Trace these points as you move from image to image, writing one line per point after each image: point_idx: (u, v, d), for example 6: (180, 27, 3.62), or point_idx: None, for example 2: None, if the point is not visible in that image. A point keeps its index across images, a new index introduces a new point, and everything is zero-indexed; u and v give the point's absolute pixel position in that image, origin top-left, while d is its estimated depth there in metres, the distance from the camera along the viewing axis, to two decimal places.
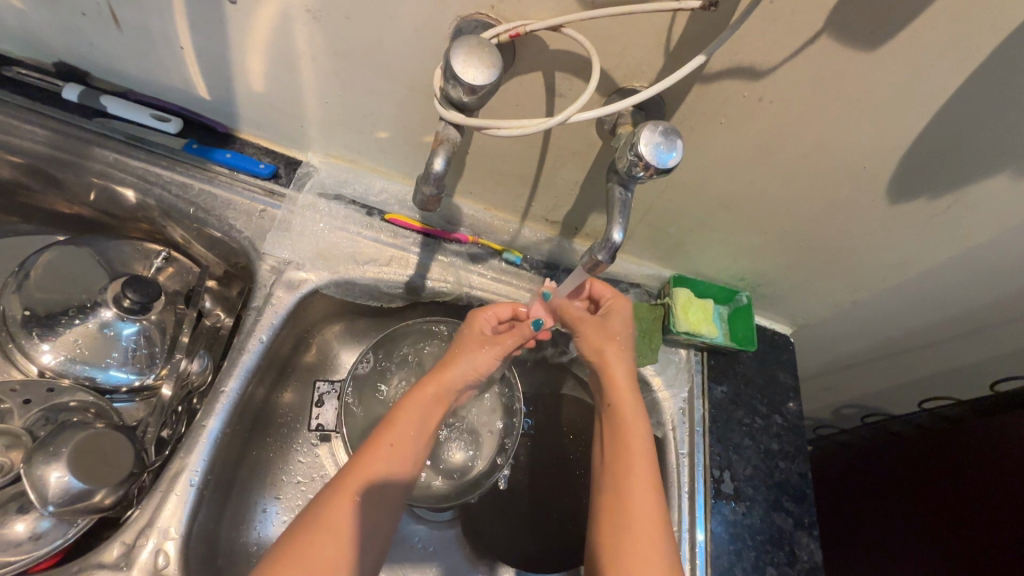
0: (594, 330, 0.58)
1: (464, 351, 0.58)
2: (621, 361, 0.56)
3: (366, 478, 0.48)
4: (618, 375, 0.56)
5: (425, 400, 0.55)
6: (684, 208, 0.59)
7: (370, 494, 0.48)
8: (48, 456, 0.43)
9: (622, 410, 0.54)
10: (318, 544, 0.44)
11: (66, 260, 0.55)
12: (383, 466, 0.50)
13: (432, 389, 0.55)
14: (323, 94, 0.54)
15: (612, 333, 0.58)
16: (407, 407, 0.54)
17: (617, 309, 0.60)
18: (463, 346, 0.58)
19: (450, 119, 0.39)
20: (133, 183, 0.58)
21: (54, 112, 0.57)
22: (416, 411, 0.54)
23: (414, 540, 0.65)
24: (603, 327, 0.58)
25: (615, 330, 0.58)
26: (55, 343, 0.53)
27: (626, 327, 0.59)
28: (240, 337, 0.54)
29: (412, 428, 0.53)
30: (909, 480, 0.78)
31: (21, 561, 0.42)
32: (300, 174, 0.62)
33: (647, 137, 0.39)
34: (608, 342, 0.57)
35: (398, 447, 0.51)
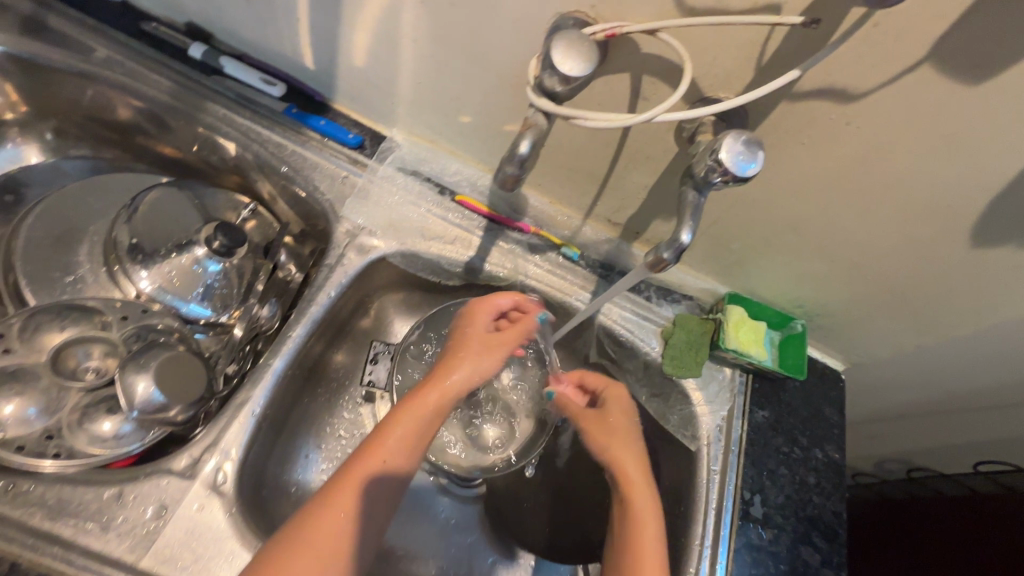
0: (606, 424, 0.62)
1: (472, 354, 0.58)
2: (628, 454, 0.59)
3: (365, 480, 0.48)
4: (626, 467, 0.58)
5: (426, 406, 0.53)
6: (751, 226, 0.58)
7: (372, 487, 0.48)
8: (138, 367, 0.48)
9: (631, 493, 0.56)
10: (314, 543, 0.44)
11: (170, 199, 0.61)
12: (382, 463, 0.49)
13: (436, 395, 0.54)
14: (417, 75, 0.57)
15: (615, 427, 0.62)
16: (407, 412, 0.52)
17: (615, 399, 0.64)
18: (466, 347, 0.58)
19: (541, 107, 0.40)
20: (236, 137, 0.63)
21: (177, 65, 0.63)
22: (421, 415, 0.53)
23: (437, 510, 0.67)
24: (607, 424, 0.62)
25: (620, 421, 0.62)
26: (151, 272, 0.58)
27: (627, 418, 0.62)
28: (311, 289, 0.58)
29: (419, 428, 0.52)
30: (954, 547, 0.74)
31: (103, 456, 0.46)
32: (383, 149, 0.66)
33: (728, 145, 0.39)
34: (621, 433, 0.61)
35: (402, 438, 0.51)
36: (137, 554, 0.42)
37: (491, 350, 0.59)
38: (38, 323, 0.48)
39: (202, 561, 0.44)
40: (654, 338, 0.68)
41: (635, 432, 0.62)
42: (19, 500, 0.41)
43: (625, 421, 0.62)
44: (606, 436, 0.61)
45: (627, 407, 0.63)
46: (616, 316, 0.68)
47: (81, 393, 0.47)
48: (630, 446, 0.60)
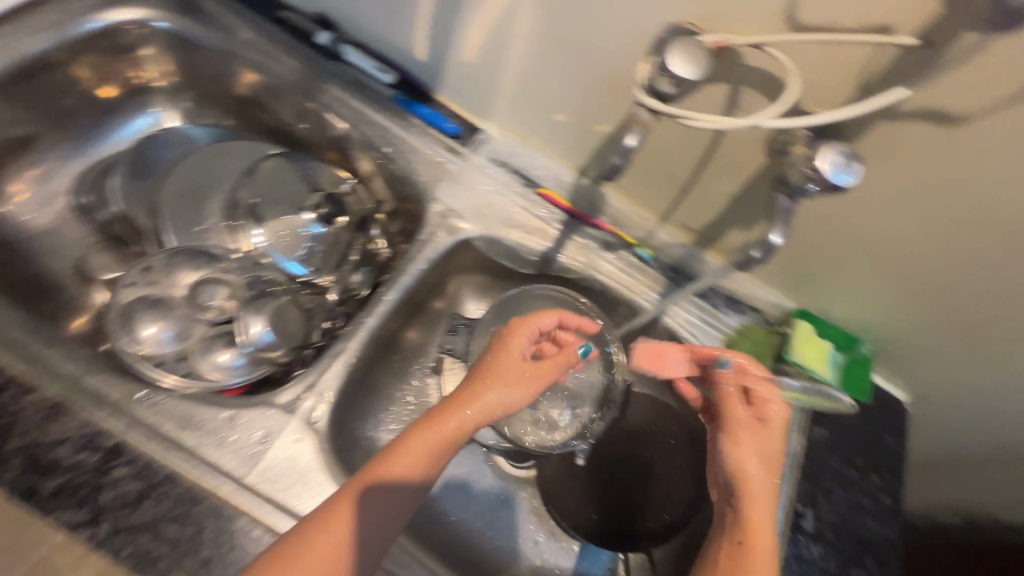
0: (750, 434, 0.56)
1: (506, 381, 0.54)
2: (759, 450, 0.56)
3: (377, 491, 0.46)
4: (754, 461, 0.55)
5: (440, 427, 0.50)
6: (830, 243, 0.59)
7: (371, 500, 0.45)
8: (254, 309, 0.55)
9: (749, 489, 0.53)
10: (318, 548, 0.42)
11: (282, 168, 0.67)
12: (397, 474, 0.47)
13: (464, 412, 0.51)
14: (520, 73, 0.62)
15: (743, 439, 0.56)
16: (430, 424, 0.50)
17: (769, 410, 0.57)
18: (495, 367, 0.54)
19: (649, 104, 0.44)
20: (348, 117, 0.68)
21: (305, 49, 0.70)
22: (444, 431, 0.50)
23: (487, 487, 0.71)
24: (747, 436, 0.56)
25: (766, 433, 0.56)
26: (264, 229, 0.65)
27: (770, 434, 0.56)
28: (406, 260, 0.64)
29: (441, 444, 0.49)
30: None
31: (217, 383, 0.52)
32: (477, 140, 0.71)
33: (827, 156, 0.41)
34: (761, 450, 0.56)
35: (410, 452, 0.48)
36: (245, 470, 0.48)
37: (532, 376, 0.56)
38: (174, 263, 0.55)
39: (296, 486, 0.48)
40: (717, 345, 0.68)
41: (781, 435, 0.57)
42: (155, 408, 0.47)
43: (769, 433, 0.56)
44: (749, 457, 0.55)
45: (769, 418, 0.57)
46: (682, 319, 0.69)
47: (206, 326, 0.54)
48: (772, 443, 0.56)
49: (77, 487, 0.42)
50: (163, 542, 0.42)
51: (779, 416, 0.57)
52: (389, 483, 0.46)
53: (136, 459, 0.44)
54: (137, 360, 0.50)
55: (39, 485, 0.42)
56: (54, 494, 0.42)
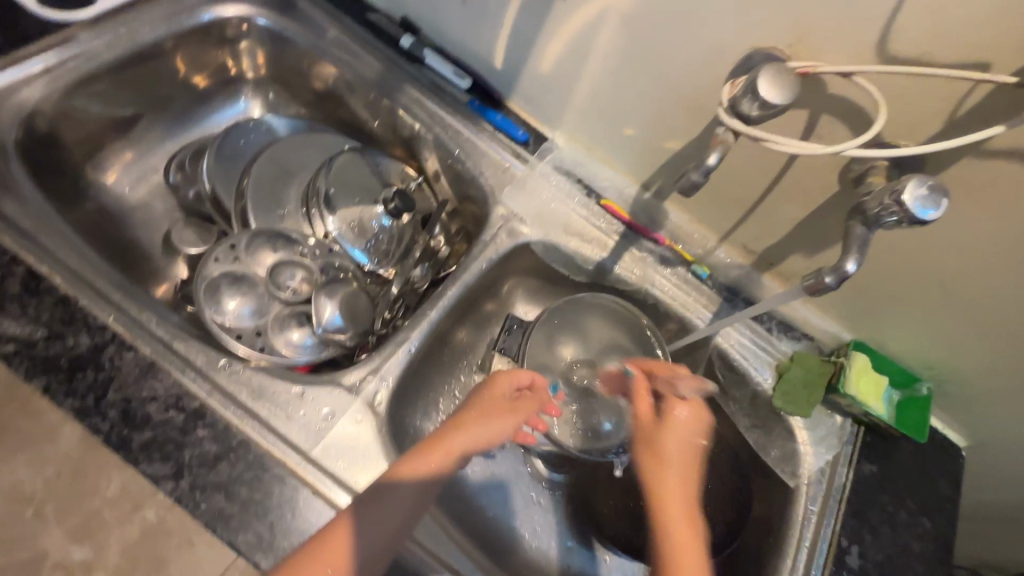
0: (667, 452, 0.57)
1: (484, 416, 0.53)
2: (670, 462, 0.56)
3: (375, 511, 0.46)
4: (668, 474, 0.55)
5: (434, 450, 0.50)
6: (896, 276, 0.59)
7: (375, 503, 0.46)
8: (329, 292, 0.57)
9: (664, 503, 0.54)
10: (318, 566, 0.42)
11: (357, 162, 0.70)
12: (392, 494, 0.47)
13: (451, 441, 0.51)
14: (595, 86, 0.63)
15: (667, 457, 0.56)
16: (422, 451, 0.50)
17: (683, 426, 0.58)
18: (481, 400, 0.55)
19: (732, 125, 0.45)
20: (423, 118, 0.72)
21: (388, 51, 0.73)
22: (433, 458, 0.49)
23: (529, 489, 0.71)
24: (666, 456, 0.56)
25: (681, 452, 0.57)
26: (338, 217, 0.68)
27: (686, 450, 0.57)
28: (468, 257, 0.66)
29: (430, 469, 0.49)
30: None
31: (290, 359, 0.55)
32: (544, 148, 0.73)
33: (913, 189, 0.41)
34: (680, 469, 0.56)
35: (412, 463, 0.49)
36: (309, 444, 0.50)
37: (509, 413, 0.55)
38: (257, 243, 0.58)
39: (355, 465, 0.50)
40: (768, 370, 0.68)
41: (688, 452, 0.57)
42: (234, 376, 0.50)
43: (686, 454, 0.57)
44: (666, 476, 0.55)
45: (691, 435, 0.58)
46: (734, 340, 0.69)
47: (282, 305, 0.57)
48: (687, 461, 0.57)
49: (163, 443, 0.45)
50: (235, 502, 0.45)
51: (693, 428, 0.58)
52: (386, 502, 0.46)
53: (216, 422, 0.47)
54: (221, 330, 0.54)
55: (131, 437, 0.45)
56: (143, 447, 0.45)
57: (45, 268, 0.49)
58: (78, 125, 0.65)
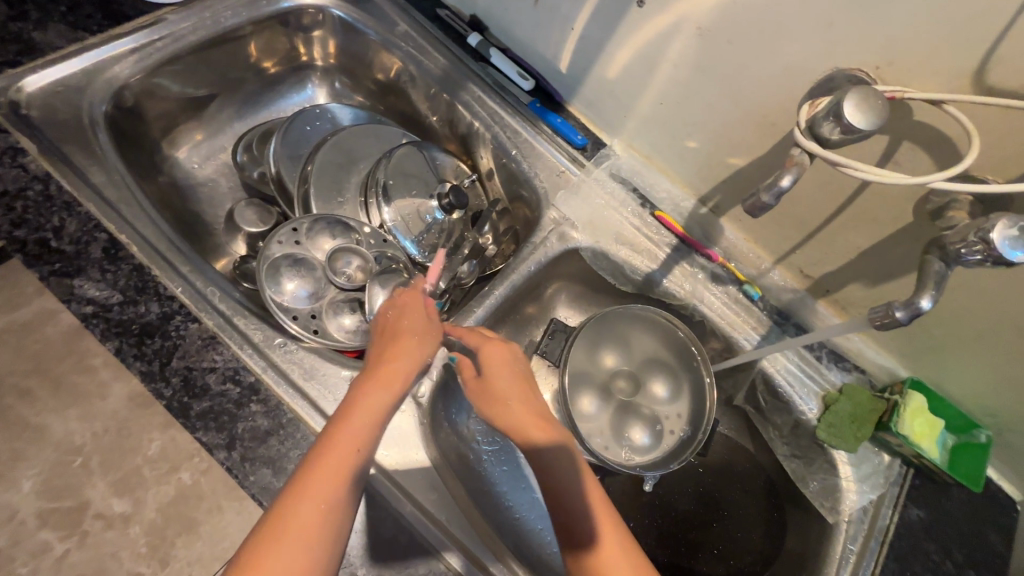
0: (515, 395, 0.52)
1: (407, 341, 0.50)
2: (514, 404, 0.51)
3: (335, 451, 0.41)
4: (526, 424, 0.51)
5: (378, 386, 0.46)
6: (966, 315, 0.56)
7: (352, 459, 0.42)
8: (383, 281, 0.58)
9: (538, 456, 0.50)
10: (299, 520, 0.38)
11: (415, 155, 0.71)
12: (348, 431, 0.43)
13: (389, 373, 0.47)
14: (661, 96, 0.62)
15: (504, 394, 0.52)
16: (364, 386, 0.46)
17: (495, 359, 0.54)
18: (399, 330, 0.51)
19: (808, 147, 0.44)
20: (483, 116, 0.72)
21: (454, 48, 0.74)
22: (380, 386, 0.46)
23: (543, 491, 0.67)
24: (507, 391, 0.52)
25: (522, 387, 0.53)
26: (393, 208, 0.68)
27: (519, 377, 0.54)
28: (516, 259, 0.66)
29: (380, 400, 0.45)
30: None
31: (341, 344, 0.56)
32: (602, 154, 0.72)
33: (1002, 227, 0.39)
34: (535, 406, 0.52)
35: (366, 406, 0.44)
36: None
37: (422, 333, 0.51)
38: (317, 228, 0.60)
39: None
40: (814, 400, 0.66)
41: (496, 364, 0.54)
42: (287, 355, 0.52)
43: (520, 379, 0.54)
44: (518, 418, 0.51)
45: (515, 365, 0.54)
46: (781, 366, 0.67)
47: (337, 290, 0.58)
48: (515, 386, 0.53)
49: (218, 414, 0.47)
50: (280, 478, 0.46)
51: (512, 356, 0.55)
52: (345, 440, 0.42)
53: (269, 398, 0.49)
54: (278, 310, 0.55)
55: (190, 405, 0.47)
56: (201, 416, 0.47)
57: (124, 236, 0.52)
58: (158, 101, 0.68)
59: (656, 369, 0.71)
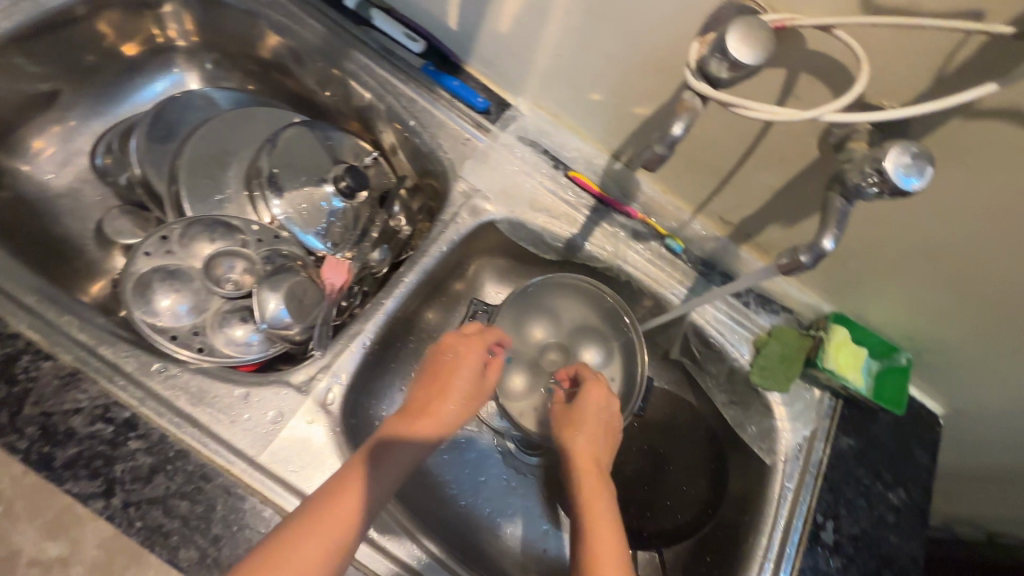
0: (588, 427, 0.59)
1: (465, 380, 0.55)
2: (581, 433, 0.58)
3: (355, 492, 0.44)
4: (585, 451, 0.57)
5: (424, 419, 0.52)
6: (878, 246, 0.55)
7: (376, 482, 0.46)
8: (272, 285, 0.54)
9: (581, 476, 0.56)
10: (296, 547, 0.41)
11: (304, 138, 0.65)
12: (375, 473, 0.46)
13: (425, 427, 0.52)
14: (558, 47, 0.58)
15: (580, 425, 0.59)
16: (405, 430, 0.50)
17: (591, 397, 0.60)
18: (454, 367, 0.55)
19: (700, 90, 0.40)
20: (374, 87, 0.66)
21: (331, 12, 0.66)
22: (416, 436, 0.50)
23: (479, 477, 0.69)
24: (580, 424, 0.59)
25: (594, 423, 0.59)
26: (284, 201, 0.62)
27: (603, 420, 0.59)
28: (425, 241, 0.62)
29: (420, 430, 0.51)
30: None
31: (235, 358, 0.52)
32: (507, 116, 0.67)
33: (895, 157, 0.38)
34: (597, 442, 0.58)
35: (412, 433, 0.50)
36: (256, 449, 0.47)
37: (469, 365, 0.55)
38: (193, 233, 0.54)
39: (310, 467, 0.48)
40: (745, 345, 0.66)
41: (592, 412, 0.59)
42: (168, 381, 0.47)
43: (599, 418, 0.59)
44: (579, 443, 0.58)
45: (604, 410, 0.60)
46: (709, 317, 0.66)
47: (222, 300, 0.53)
48: (602, 424, 0.59)
49: (89, 459, 0.42)
50: (172, 518, 0.42)
51: (606, 401, 0.60)
52: (371, 482, 0.46)
53: (150, 432, 0.44)
54: (154, 332, 0.50)
55: (52, 455, 0.41)
56: (67, 465, 0.41)
57: None
58: None
59: (585, 337, 0.69)
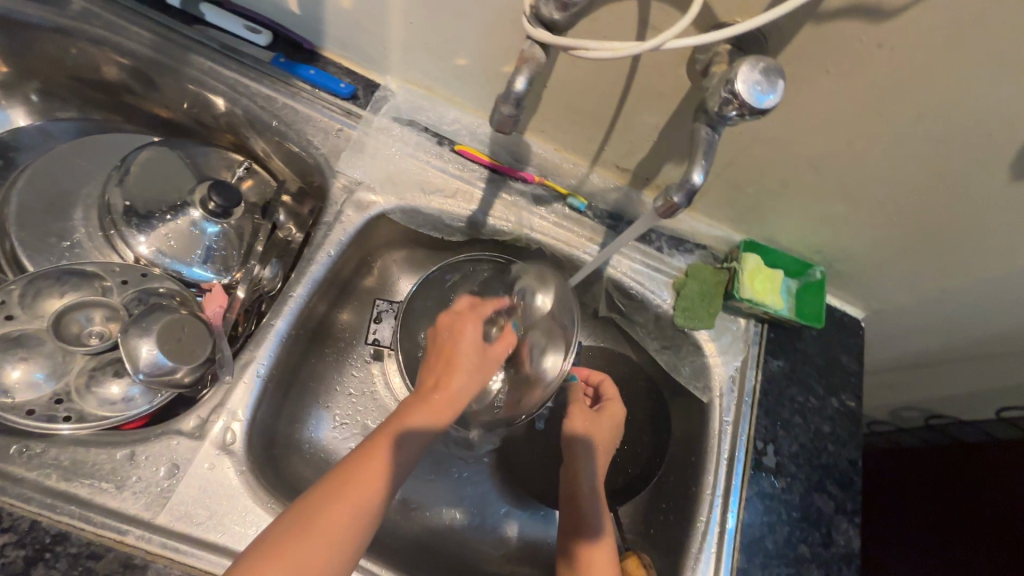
0: (605, 439, 0.62)
1: (463, 356, 0.52)
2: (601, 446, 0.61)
3: (364, 485, 0.43)
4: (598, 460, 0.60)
5: (433, 403, 0.49)
6: (769, 167, 0.54)
7: (385, 474, 0.45)
8: (142, 329, 0.49)
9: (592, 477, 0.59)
10: (340, 515, 0.42)
11: (160, 159, 0.58)
12: (409, 450, 0.47)
13: (440, 404, 0.49)
14: (408, 14, 0.53)
15: (602, 434, 0.62)
16: (421, 413, 0.48)
17: (614, 415, 0.63)
18: (459, 340, 0.53)
19: (537, 37, 0.37)
20: (223, 91, 0.60)
21: (156, 16, 0.59)
22: (427, 422, 0.48)
23: (429, 476, 0.67)
24: (600, 433, 0.62)
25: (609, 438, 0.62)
26: (149, 237, 0.56)
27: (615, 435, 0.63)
28: (310, 249, 0.57)
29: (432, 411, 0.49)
30: (1005, 534, 0.67)
31: (115, 418, 0.47)
32: (377, 98, 0.63)
33: (745, 74, 0.36)
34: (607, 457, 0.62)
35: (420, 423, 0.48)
36: (152, 512, 0.44)
37: (477, 347, 0.53)
38: (38, 289, 0.50)
39: (216, 518, 0.45)
40: (665, 290, 0.65)
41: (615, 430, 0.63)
42: (35, 462, 0.44)
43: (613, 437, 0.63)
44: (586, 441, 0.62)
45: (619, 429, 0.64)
46: (625, 268, 0.65)
47: (86, 357, 0.48)
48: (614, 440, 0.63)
49: None
50: None
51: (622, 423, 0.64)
52: (398, 468, 0.46)
53: (18, 523, 0.41)
54: (6, 412, 0.45)
55: None
56: None
57: None
58: None
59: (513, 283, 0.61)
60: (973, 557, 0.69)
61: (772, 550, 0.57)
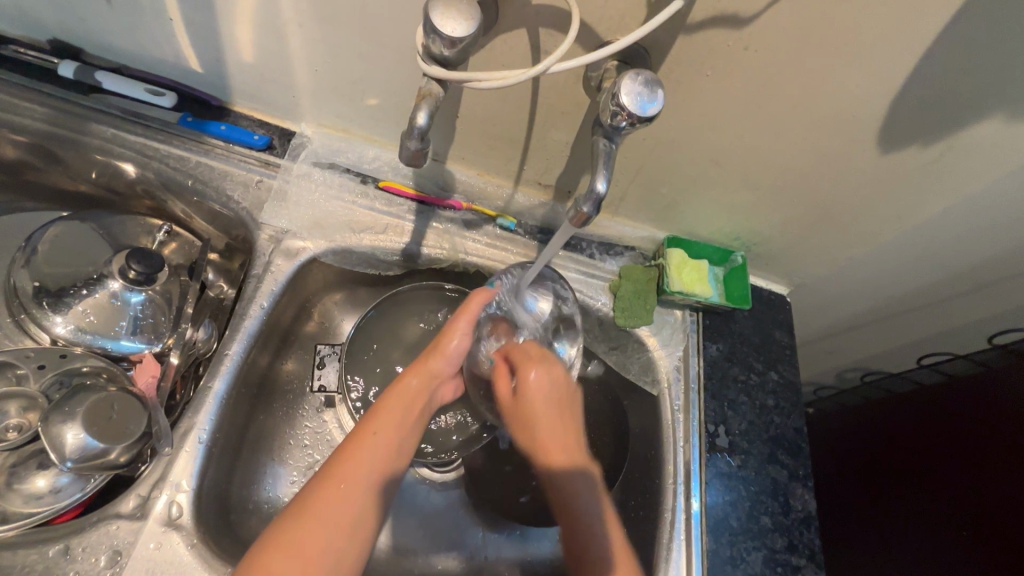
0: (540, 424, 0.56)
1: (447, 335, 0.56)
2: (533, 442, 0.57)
3: (348, 471, 0.48)
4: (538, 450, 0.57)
5: (408, 385, 0.54)
6: (674, 166, 0.58)
7: (366, 456, 0.49)
8: (64, 416, 0.48)
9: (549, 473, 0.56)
10: (326, 504, 0.46)
11: (71, 234, 0.56)
12: (381, 434, 0.51)
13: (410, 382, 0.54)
14: (311, 62, 0.54)
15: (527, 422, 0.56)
16: (392, 399, 0.53)
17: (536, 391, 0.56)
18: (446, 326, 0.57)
19: (433, 74, 0.40)
20: (132, 157, 0.58)
21: (51, 89, 0.57)
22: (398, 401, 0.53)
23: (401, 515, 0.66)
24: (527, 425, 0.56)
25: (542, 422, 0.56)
26: (66, 315, 0.53)
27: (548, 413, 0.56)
28: (241, 303, 0.56)
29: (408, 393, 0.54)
30: (935, 477, 0.72)
31: (44, 512, 0.46)
32: (294, 145, 0.63)
33: (628, 88, 0.39)
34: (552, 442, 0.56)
35: (393, 408, 0.52)
36: None
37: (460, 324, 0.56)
38: None
39: None
40: (603, 294, 0.68)
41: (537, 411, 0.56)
42: None
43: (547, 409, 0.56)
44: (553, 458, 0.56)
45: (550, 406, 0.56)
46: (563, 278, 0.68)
47: (4, 452, 0.47)
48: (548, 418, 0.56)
49: None
50: None
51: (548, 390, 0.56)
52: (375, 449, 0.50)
53: None
54: None
55: None
56: None
57: None
58: None
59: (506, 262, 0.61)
60: (911, 500, 0.74)
61: (737, 527, 0.59)
